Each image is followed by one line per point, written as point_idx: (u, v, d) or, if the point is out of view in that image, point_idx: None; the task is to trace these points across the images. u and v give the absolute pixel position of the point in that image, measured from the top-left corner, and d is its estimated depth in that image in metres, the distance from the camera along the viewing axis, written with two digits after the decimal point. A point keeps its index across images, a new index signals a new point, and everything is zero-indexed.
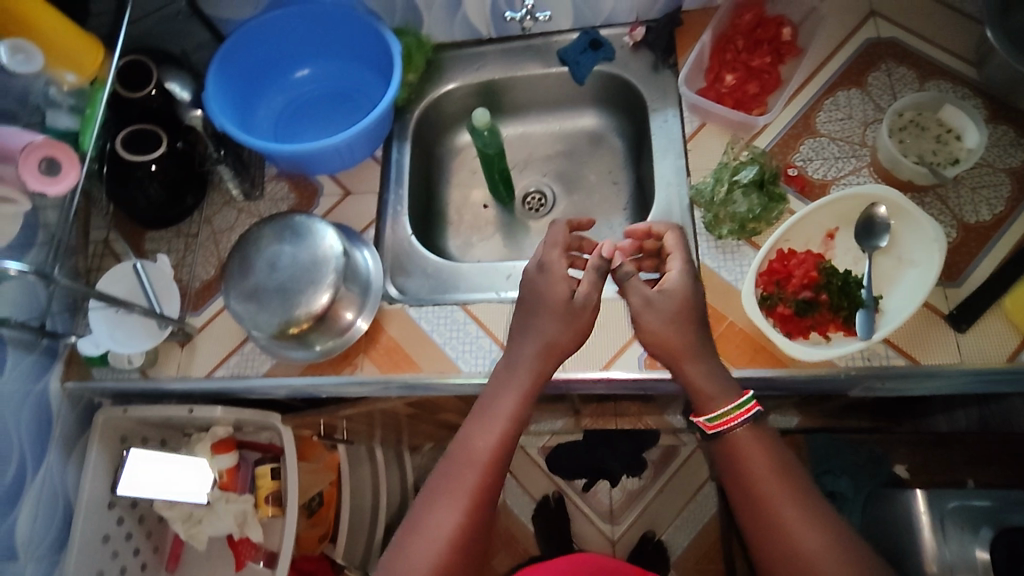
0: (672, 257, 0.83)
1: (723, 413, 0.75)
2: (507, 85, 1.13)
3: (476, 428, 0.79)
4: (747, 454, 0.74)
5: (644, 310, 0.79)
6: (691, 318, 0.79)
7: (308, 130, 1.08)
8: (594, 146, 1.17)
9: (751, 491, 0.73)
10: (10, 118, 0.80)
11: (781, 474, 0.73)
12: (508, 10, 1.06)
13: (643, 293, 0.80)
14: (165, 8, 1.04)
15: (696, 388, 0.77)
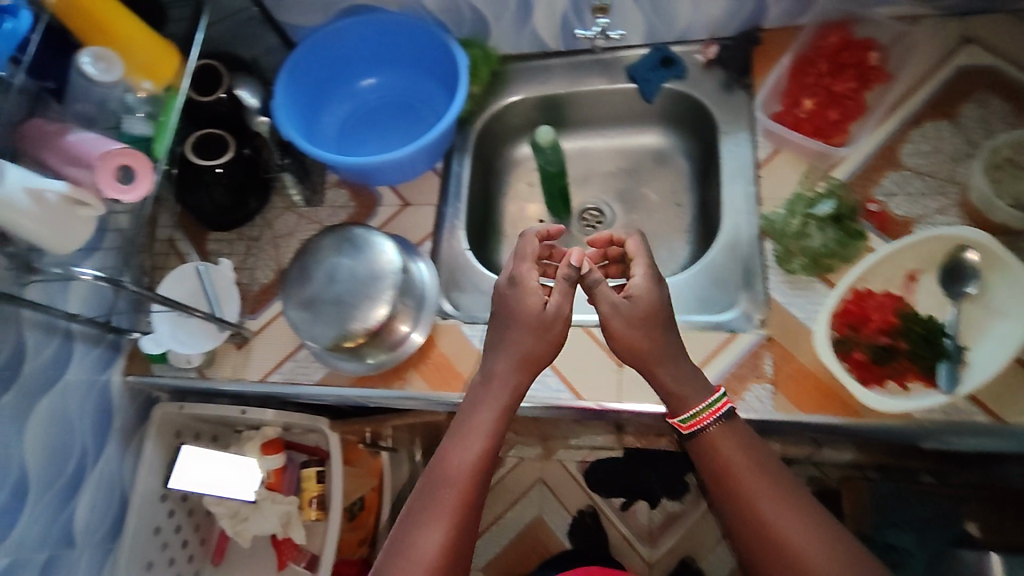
0: (640, 265, 0.80)
1: (694, 413, 0.76)
2: (571, 99, 1.11)
3: (455, 446, 0.77)
4: (722, 453, 0.74)
5: (620, 321, 0.78)
6: (659, 324, 0.78)
7: (372, 140, 1.08)
8: (657, 165, 1.14)
9: (730, 489, 0.73)
10: (88, 123, 0.81)
11: (760, 472, 0.72)
12: (577, 24, 1.03)
13: (614, 303, 0.78)
14: (239, 14, 1.06)
15: (667, 389, 0.78)
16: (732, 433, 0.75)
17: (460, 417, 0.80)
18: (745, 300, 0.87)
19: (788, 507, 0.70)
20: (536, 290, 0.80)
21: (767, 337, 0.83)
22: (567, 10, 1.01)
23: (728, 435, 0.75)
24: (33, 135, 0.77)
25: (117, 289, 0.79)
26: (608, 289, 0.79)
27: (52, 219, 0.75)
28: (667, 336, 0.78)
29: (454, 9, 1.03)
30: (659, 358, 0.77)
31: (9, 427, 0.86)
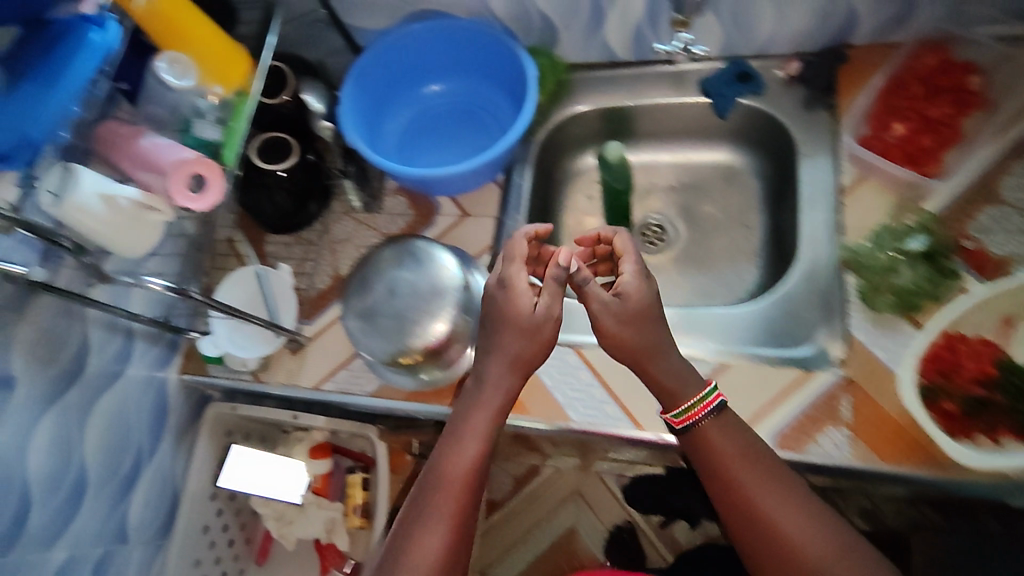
0: (630, 263, 0.79)
1: (686, 408, 0.75)
2: (638, 112, 1.07)
3: (455, 444, 0.77)
4: (718, 450, 0.73)
5: (611, 317, 0.76)
6: (649, 322, 0.77)
7: (434, 147, 1.07)
8: (726, 183, 1.09)
9: (726, 483, 0.72)
10: (158, 126, 0.81)
11: (753, 463, 0.72)
12: (651, 34, 0.99)
13: (604, 300, 0.76)
14: (306, 16, 1.04)
15: (660, 385, 0.77)
16: (725, 428, 0.73)
17: (459, 413, 0.79)
18: (820, 335, 0.83)
19: (787, 502, 0.70)
20: (526, 289, 0.77)
21: (846, 378, 0.78)
22: (642, 21, 0.97)
23: (723, 429, 0.74)
24: (105, 134, 0.76)
25: (183, 297, 0.77)
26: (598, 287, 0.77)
27: (121, 223, 0.74)
28: (656, 331, 0.77)
29: (524, 16, 1.00)
30: (651, 352, 0.76)
31: (72, 422, 0.88)
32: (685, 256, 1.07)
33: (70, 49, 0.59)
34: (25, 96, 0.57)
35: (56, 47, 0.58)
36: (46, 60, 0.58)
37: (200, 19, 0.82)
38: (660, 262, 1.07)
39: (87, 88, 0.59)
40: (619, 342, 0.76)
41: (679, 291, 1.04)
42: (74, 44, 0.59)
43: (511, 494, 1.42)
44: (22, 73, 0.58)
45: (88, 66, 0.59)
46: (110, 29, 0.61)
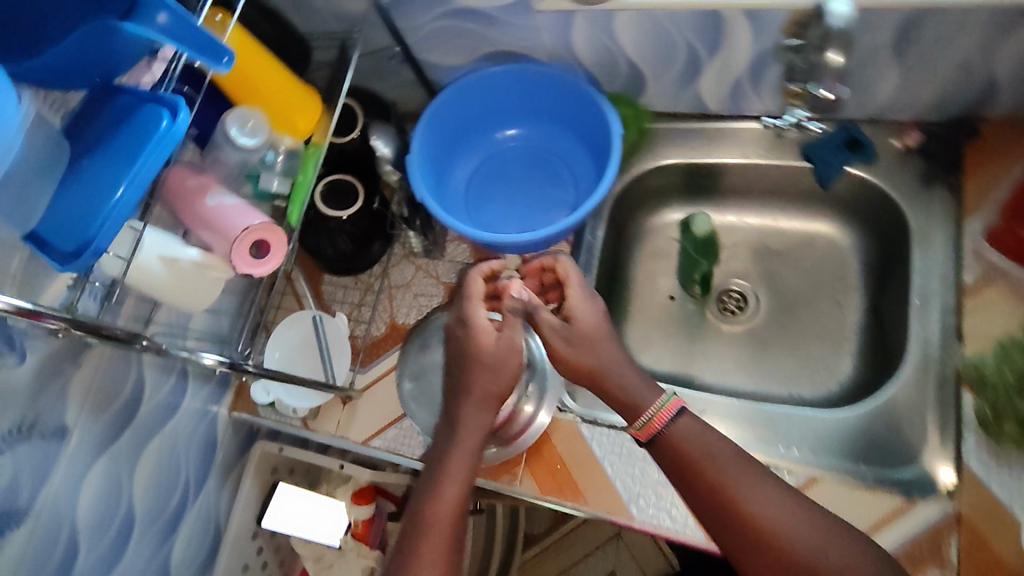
0: (575, 289, 0.82)
1: (649, 415, 0.75)
2: (724, 171, 0.97)
3: (435, 479, 0.74)
4: (689, 453, 0.72)
5: (561, 339, 0.80)
6: (604, 340, 0.80)
7: (503, 195, 1.00)
8: (820, 254, 0.98)
9: (703, 484, 0.70)
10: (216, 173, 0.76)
11: (728, 459, 0.71)
12: (751, 92, 0.89)
13: (553, 324, 0.81)
14: (380, 52, 0.99)
15: (618, 397, 0.77)
16: (692, 428, 0.73)
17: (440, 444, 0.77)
18: (927, 454, 0.74)
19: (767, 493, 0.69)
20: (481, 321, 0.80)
21: (955, 513, 0.69)
22: (743, 78, 0.87)
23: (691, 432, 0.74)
24: (172, 191, 0.74)
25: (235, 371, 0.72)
26: (546, 314, 0.81)
27: (184, 284, 0.72)
28: (608, 349, 0.79)
29: (611, 64, 0.92)
30: (607, 370, 0.78)
31: (124, 465, 0.87)
32: (765, 332, 0.98)
33: (137, 140, 0.51)
34: (91, 198, 0.51)
35: (122, 129, 0.52)
36: (115, 154, 0.52)
37: (276, 69, 0.78)
38: (739, 336, 0.99)
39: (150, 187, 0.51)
40: (573, 362, 0.79)
41: (759, 373, 0.95)
42: (140, 134, 0.51)
43: (550, 532, 1.29)
44: (93, 168, 0.53)
45: (155, 160, 0.52)
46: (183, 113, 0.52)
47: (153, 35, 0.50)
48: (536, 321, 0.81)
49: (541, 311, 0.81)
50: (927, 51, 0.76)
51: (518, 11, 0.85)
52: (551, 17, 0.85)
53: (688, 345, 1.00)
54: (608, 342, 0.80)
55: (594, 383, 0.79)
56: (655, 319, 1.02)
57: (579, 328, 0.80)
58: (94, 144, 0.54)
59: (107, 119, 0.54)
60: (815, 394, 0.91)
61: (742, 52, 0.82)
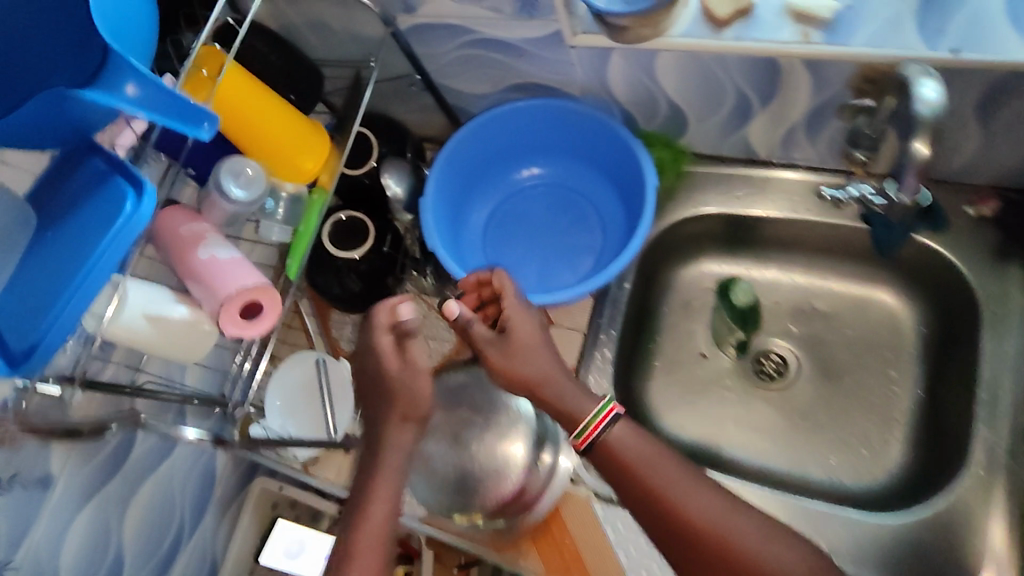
0: (513, 300, 0.76)
1: (586, 425, 0.71)
2: (765, 226, 0.89)
3: (359, 505, 0.67)
4: (627, 458, 0.70)
5: (496, 350, 0.74)
6: (536, 350, 0.74)
7: (523, 235, 0.93)
8: (870, 320, 0.88)
9: (637, 488, 0.69)
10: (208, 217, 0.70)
11: (665, 460, 0.69)
12: (805, 143, 0.80)
13: (487, 337, 0.74)
14: (399, 80, 0.93)
15: (557, 408, 0.73)
16: (631, 433, 0.71)
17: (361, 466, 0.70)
18: None
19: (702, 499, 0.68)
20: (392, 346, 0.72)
21: None
22: (799, 128, 0.78)
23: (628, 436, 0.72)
24: (166, 236, 0.69)
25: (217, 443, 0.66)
26: (480, 327, 0.74)
27: (170, 340, 0.67)
28: (543, 359, 0.74)
29: (648, 105, 0.83)
30: (543, 381, 0.73)
31: (113, 508, 0.83)
32: (803, 402, 0.89)
33: (97, 227, 0.45)
34: (44, 286, 0.45)
35: (90, 210, 0.46)
36: (75, 236, 0.46)
37: (278, 107, 0.72)
38: (776, 405, 0.90)
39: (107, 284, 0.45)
40: (509, 372, 0.74)
41: (795, 449, 0.87)
42: (102, 219, 0.45)
43: None
44: (52, 247, 0.47)
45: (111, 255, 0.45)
46: (151, 198, 0.46)
47: (120, 105, 0.43)
48: (469, 335, 0.75)
49: (475, 324, 0.74)
50: (1019, 115, 0.66)
51: (550, 44, 0.77)
52: (586, 53, 0.76)
53: (718, 411, 0.91)
54: (542, 352, 0.74)
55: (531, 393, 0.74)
56: (684, 380, 0.93)
57: (515, 341, 0.74)
58: (59, 216, 0.48)
59: (75, 187, 0.48)
60: (858, 483, 0.83)
61: (799, 105, 0.73)
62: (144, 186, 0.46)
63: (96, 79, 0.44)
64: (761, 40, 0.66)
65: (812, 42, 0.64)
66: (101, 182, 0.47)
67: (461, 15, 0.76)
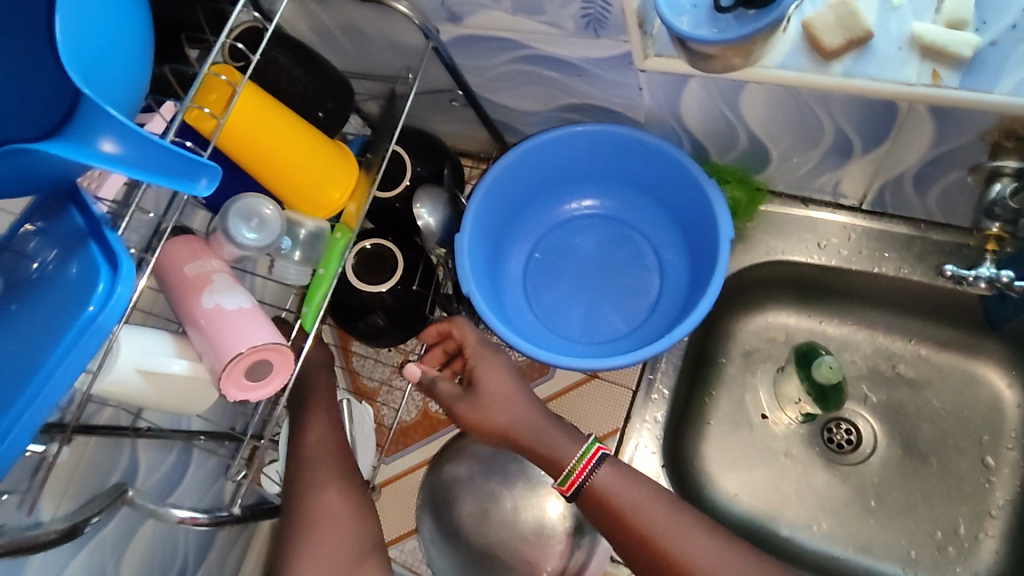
0: (480, 348, 0.68)
1: (569, 471, 0.64)
2: (847, 279, 0.77)
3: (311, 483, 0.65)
4: (618, 504, 0.63)
5: (465, 406, 0.65)
6: (516, 394, 0.66)
7: (569, 275, 0.83)
8: (966, 394, 0.77)
9: (632, 535, 0.63)
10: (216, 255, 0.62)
11: (658, 502, 0.64)
12: (911, 190, 0.68)
13: (452, 392, 0.66)
14: (439, 93, 0.83)
15: (542, 455, 0.65)
16: (620, 475, 0.64)
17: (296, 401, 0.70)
18: None
19: (694, 539, 0.63)
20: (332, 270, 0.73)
21: None
22: (906, 176, 0.66)
23: (617, 477, 0.65)
24: (169, 275, 0.61)
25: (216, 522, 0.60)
26: (446, 384, 0.66)
27: (168, 397, 0.60)
28: (525, 407, 0.66)
29: (726, 137, 0.72)
30: (528, 428, 0.65)
31: (109, 550, 0.73)
32: (880, 480, 0.78)
33: (65, 310, 0.39)
34: (6, 378, 0.40)
35: (63, 289, 0.40)
36: (45, 316, 0.40)
37: (300, 133, 0.63)
38: (847, 482, 0.79)
39: (78, 382, 0.39)
40: (482, 426, 0.65)
41: (867, 535, 0.77)
42: (72, 301, 0.39)
43: None
44: (20, 327, 0.41)
45: (87, 345, 0.39)
46: (129, 278, 0.40)
47: (91, 161, 0.35)
48: (436, 394, 0.67)
49: (439, 380, 0.66)
50: None
51: (615, 65, 0.66)
52: (658, 79, 0.66)
53: (781, 485, 0.80)
54: (524, 397, 0.66)
55: (513, 445, 0.66)
56: (740, 446, 0.82)
57: (485, 395, 0.65)
58: (30, 290, 0.42)
59: (51, 250, 0.43)
60: None
61: (916, 150, 0.62)
62: (120, 264, 0.40)
63: (65, 131, 0.36)
64: (879, 78, 0.56)
65: (943, 86, 0.54)
66: (75, 249, 0.41)
67: (515, 29, 0.65)
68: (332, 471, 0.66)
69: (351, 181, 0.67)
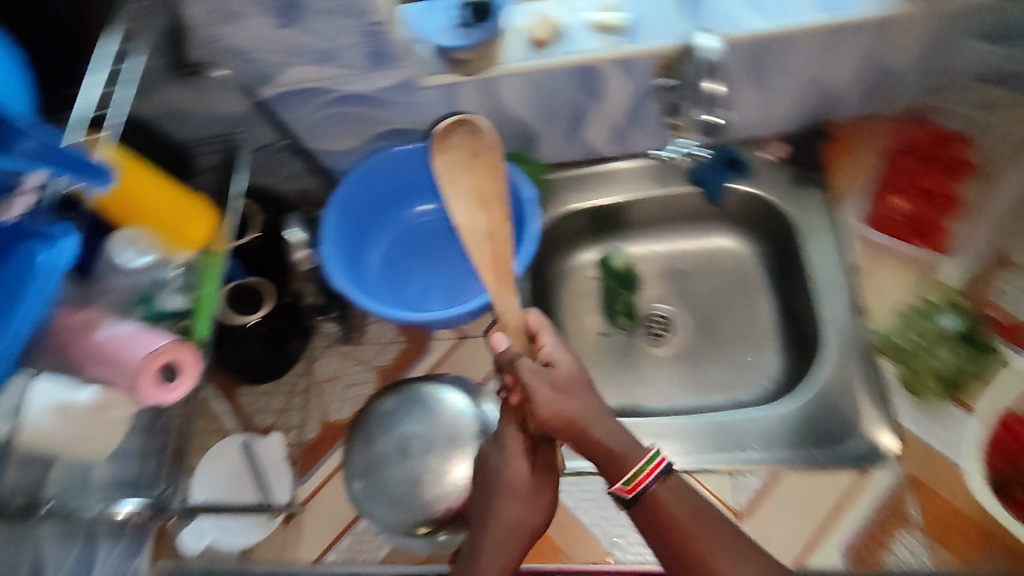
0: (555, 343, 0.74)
1: (635, 473, 0.68)
2: (625, 208, 1.02)
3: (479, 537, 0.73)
4: (672, 512, 0.67)
5: (544, 384, 0.70)
6: (579, 389, 0.72)
7: (422, 269, 1.00)
8: (723, 266, 1.05)
9: (676, 547, 0.66)
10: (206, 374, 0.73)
11: (706, 523, 0.66)
12: (633, 128, 0.97)
13: (535, 369, 0.70)
14: (266, 148, 0.98)
15: (607, 447, 0.69)
16: (676, 490, 0.68)
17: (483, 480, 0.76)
18: (868, 428, 0.78)
19: (740, 553, 0.66)
20: (479, 233, 0.73)
21: (906, 476, 0.75)
22: (624, 116, 0.94)
23: (674, 491, 0.68)
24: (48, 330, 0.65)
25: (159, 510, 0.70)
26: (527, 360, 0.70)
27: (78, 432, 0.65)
28: (589, 398, 0.72)
29: (501, 125, 0.96)
30: (590, 419, 0.70)
31: None
32: (692, 347, 1.01)
33: (14, 272, 0.51)
34: None
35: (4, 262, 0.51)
36: None
37: (159, 185, 0.75)
38: (671, 355, 1.01)
39: (35, 325, 0.50)
40: (553, 411, 0.69)
41: (698, 386, 0.98)
42: (17, 265, 0.51)
43: None
44: None
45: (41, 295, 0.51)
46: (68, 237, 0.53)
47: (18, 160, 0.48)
48: (515, 367, 0.70)
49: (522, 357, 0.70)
50: (777, 72, 0.86)
51: (402, 90, 0.88)
52: (437, 92, 0.88)
53: (626, 374, 1.01)
54: (587, 390, 0.72)
55: (577, 433, 0.70)
56: (590, 358, 1.02)
57: (562, 378, 0.71)
58: None
59: None
60: (753, 396, 0.95)
61: (621, 96, 0.90)
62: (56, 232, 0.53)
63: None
64: (578, 52, 0.83)
65: (617, 46, 0.82)
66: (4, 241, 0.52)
67: (319, 77, 0.86)
68: (518, 528, 0.73)
69: (204, 230, 0.78)
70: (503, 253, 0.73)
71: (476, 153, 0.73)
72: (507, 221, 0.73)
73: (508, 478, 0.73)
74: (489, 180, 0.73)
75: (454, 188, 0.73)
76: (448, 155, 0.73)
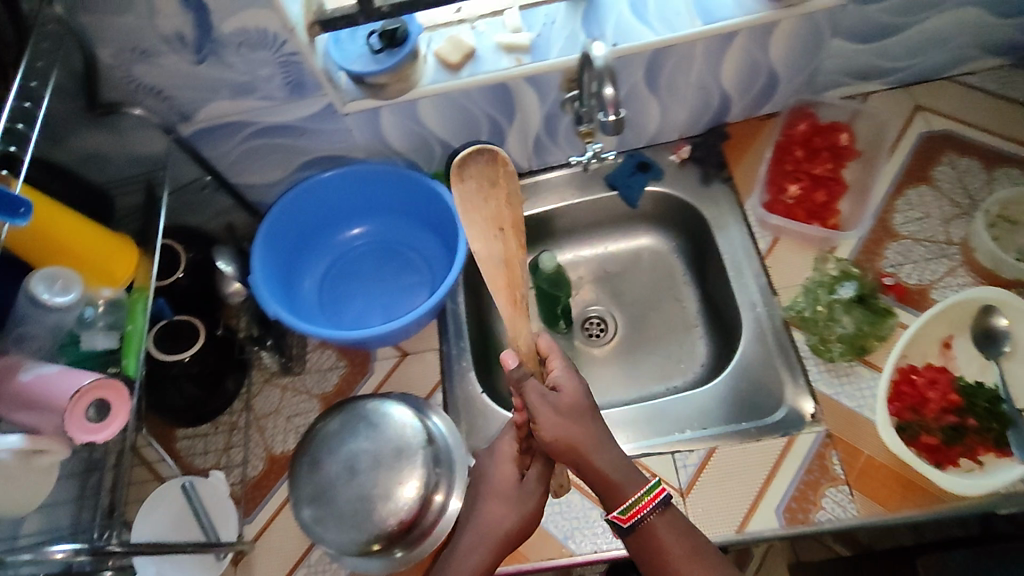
0: (569, 371, 0.75)
1: (634, 501, 0.70)
2: (552, 217, 1.07)
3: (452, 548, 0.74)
4: (664, 544, 0.69)
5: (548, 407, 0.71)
6: (582, 414, 0.72)
7: (357, 292, 1.02)
8: (648, 264, 1.11)
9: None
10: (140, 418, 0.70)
11: (698, 559, 0.68)
12: (550, 140, 1.02)
13: (541, 392, 0.72)
14: (189, 186, 0.97)
15: (605, 477, 0.71)
16: (673, 523, 0.70)
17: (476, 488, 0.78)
18: (790, 396, 0.84)
19: None
20: (495, 259, 0.75)
21: (826, 434, 0.80)
22: (540, 129, 0.99)
23: (670, 522, 0.70)
24: None
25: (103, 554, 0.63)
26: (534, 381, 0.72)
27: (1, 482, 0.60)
28: (595, 426, 0.73)
29: (424, 147, 0.99)
30: (594, 444, 0.71)
31: None
32: (626, 345, 1.06)
33: None
34: None
35: None
36: None
37: (77, 224, 0.74)
38: (607, 352, 1.06)
39: None
40: (561, 434, 0.70)
41: (635, 379, 1.02)
42: None
43: None
44: None
45: None
46: None
47: None
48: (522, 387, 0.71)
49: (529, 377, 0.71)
50: (671, 79, 0.93)
51: (324, 118, 0.90)
52: (358, 118, 0.91)
53: None
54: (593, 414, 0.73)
55: (577, 458, 0.71)
56: None
57: (566, 400, 0.72)
58: None
59: None
60: (686, 382, 1.00)
61: (535, 110, 0.96)
62: None
63: None
64: (489, 71, 0.88)
65: (525, 63, 0.88)
66: None
67: (237, 111, 0.87)
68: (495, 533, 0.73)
69: (128, 271, 0.77)
70: (519, 281, 0.75)
71: (496, 181, 0.75)
72: (523, 247, 0.75)
73: (496, 481, 0.76)
74: (506, 210, 0.75)
75: (473, 215, 0.74)
76: (467, 183, 0.74)
